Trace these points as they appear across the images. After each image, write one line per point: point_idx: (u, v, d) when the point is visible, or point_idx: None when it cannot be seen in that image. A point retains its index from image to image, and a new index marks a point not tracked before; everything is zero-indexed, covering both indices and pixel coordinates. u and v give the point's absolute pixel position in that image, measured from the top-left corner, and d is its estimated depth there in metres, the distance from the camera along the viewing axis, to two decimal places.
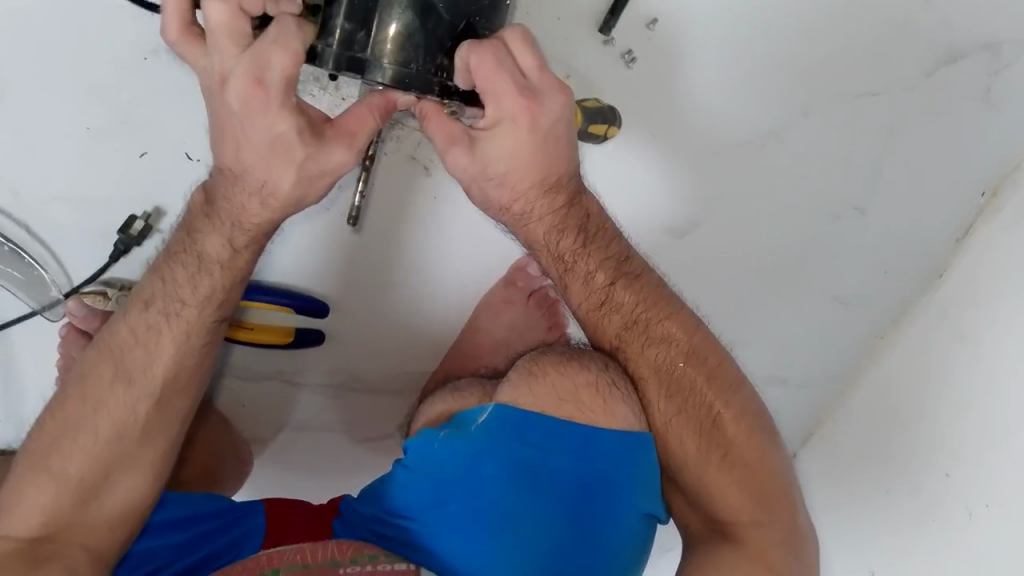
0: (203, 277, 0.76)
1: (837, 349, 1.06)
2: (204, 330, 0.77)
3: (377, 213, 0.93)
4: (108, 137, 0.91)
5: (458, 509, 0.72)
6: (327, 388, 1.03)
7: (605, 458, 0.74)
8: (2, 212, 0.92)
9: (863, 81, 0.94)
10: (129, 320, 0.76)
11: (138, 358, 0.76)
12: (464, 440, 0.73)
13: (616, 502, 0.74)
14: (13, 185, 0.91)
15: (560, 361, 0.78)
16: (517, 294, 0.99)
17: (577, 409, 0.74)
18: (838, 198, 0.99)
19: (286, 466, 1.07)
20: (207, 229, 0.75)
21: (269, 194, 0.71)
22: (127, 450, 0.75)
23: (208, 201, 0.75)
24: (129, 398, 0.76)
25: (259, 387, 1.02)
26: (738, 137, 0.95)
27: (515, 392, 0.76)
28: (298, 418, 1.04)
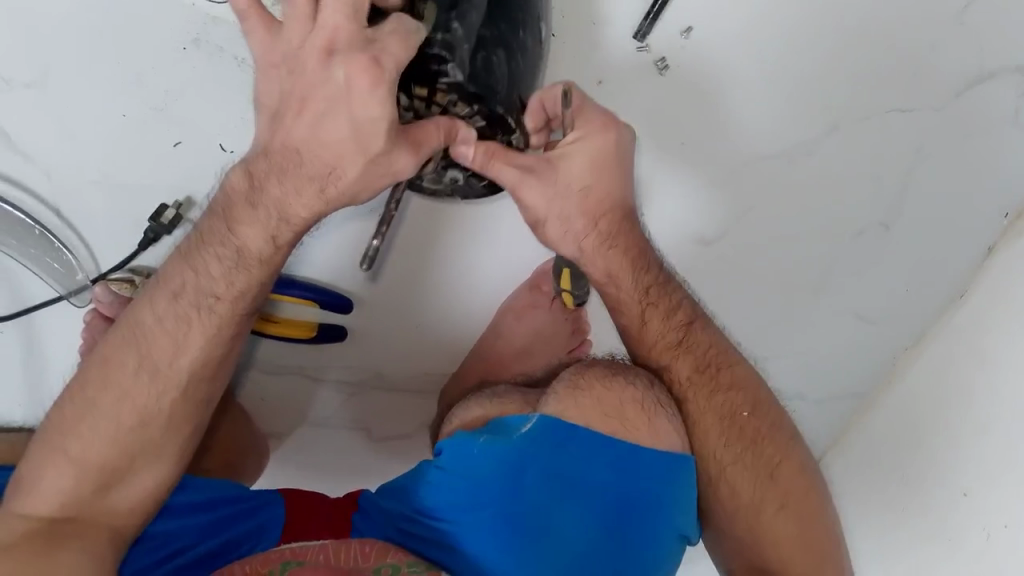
0: (239, 274, 0.72)
1: (856, 370, 1.06)
2: (234, 323, 0.74)
3: (422, 225, 0.95)
4: (144, 127, 0.91)
5: (494, 513, 0.72)
6: (346, 385, 1.04)
7: (645, 475, 0.74)
8: (35, 195, 0.93)
9: (892, 97, 0.93)
10: (157, 310, 0.73)
11: (166, 344, 0.72)
12: (506, 444, 0.73)
13: (651, 516, 0.74)
14: (49, 170, 0.92)
15: (606, 374, 0.79)
16: (542, 298, 0.97)
17: (621, 425, 0.75)
18: (864, 216, 0.98)
19: (300, 463, 1.07)
20: (248, 221, 0.71)
21: (332, 181, 0.68)
22: (152, 438, 0.73)
23: (250, 179, 0.71)
24: (153, 388, 0.72)
25: (280, 380, 1.03)
26: (765, 150, 0.94)
27: (563, 403, 0.76)
28: (317, 414, 1.05)
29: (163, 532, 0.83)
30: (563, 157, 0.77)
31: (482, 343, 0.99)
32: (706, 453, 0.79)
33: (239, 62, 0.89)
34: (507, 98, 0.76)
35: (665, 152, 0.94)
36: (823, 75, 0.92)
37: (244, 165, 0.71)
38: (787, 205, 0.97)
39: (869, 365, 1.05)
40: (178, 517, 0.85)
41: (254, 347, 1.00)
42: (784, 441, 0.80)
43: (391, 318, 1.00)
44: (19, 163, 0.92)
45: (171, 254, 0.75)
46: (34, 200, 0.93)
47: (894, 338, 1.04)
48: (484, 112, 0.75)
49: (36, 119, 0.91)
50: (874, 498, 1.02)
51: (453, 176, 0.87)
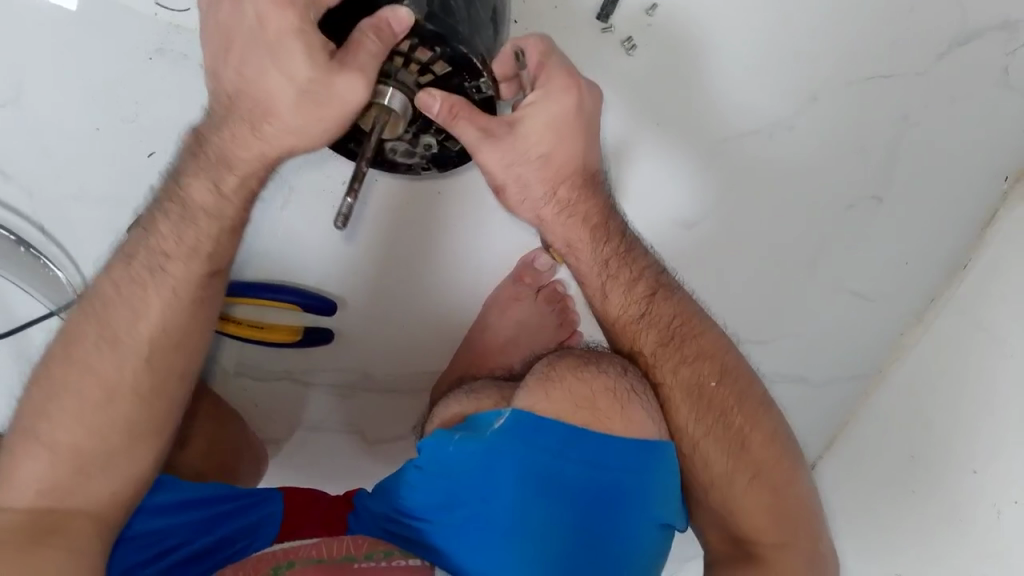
0: (188, 226, 0.71)
1: (854, 351, 1.04)
2: (191, 285, 0.71)
3: (395, 211, 0.93)
4: (117, 138, 0.92)
5: (468, 513, 0.71)
6: (337, 387, 1.03)
7: (617, 466, 0.73)
8: (19, 214, 0.95)
9: (872, 64, 0.89)
10: (114, 275, 0.71)
11: (124, 313, 0.70)
12: (478, 442, 0.72)
13: (627, 513, 0.73)
14: (29, 186, 0.94)
15: (577, 364, 0.79)
16: (526, 290, 0.96)
17: (594, 416, 0.74)
18: (849, 189, 0.95)
19: (296, 467, 1.08)
20: (193, 172, 0.70)
21: (261, 118, 0.66)
22: (122, 412, 0.69)
23: (196, 139, 0.70)
24: (116, 360, 0.69)
25: (271, 387, 1.03)
26: (742, 125, 0.92)
27: (534, 397, 0.75)
28: (310, 419, 1.05)
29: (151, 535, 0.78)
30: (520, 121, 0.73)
31: (470, 335, 0.97)
32: (679, 428, 0.79)
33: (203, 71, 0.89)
34: (474, 41, 0.68)
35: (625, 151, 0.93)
36: (797, 57, 0.89)
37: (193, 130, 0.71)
38: (773, 183, 0.95)
39: (874, 337, 1.03)
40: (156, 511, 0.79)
41: (238, 352, 0.99)
42: (752, 411, 0.79)
43: (365, 313, 0.99)
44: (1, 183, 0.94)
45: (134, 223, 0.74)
46: (17, 219, 0.95)
47: (899, 312, 1.01)
48: (448, 54, 0.68)
49: (11, 138, 0.91)
50: (884, 486, 0.99)
51: (427, 141, 0.77)
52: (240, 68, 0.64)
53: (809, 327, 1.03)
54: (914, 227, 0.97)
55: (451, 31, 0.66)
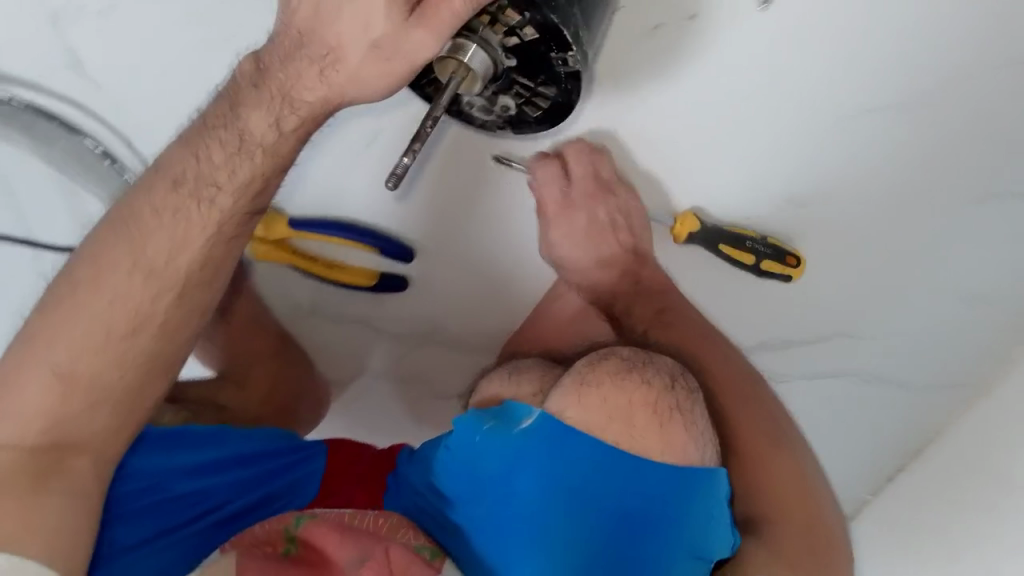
0: (242, 161, 0.64)
1: (959, 359, 0.89)
2: (234, 222, 0.66)
3: (457, 163, 0.86)
4: (196, 61, 0.90)
5: (488, 511, 0.67)
6: (405, 337, 1.00)
7: (648, 492, 0.65)
8: (106, 123, 0.97)
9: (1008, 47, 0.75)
10: (153, 197, 0.65)
11: (161, 240, 0.65)
12: (505, 440, 0.67)
13: (660, 543, 0.65)
14: (119, 101, 0.95)
15: (618, 370, 0.69)
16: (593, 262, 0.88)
17: (627, 434, 0.66)
18: (977, 185, 0.82)
19: (348, 418, 1.06)
20: (252, 103, 0.63)
21: (333, 64, 0.59)
22: (145, 346, 0.66)
23: (259, 65, 0.63)
24: (147, 293, 0.65)
25: (338, 328, 1.00)
26: (861, 102, 0.79)
27: (563, 400, 0.68)
28: (374, 366, 1.02)
29: (167, 496, 0.73)
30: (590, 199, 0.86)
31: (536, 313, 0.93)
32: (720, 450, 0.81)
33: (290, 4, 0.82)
34: (568, 9, 0.59)
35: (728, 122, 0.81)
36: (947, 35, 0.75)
37: (256, 51, 0.64)
38: (885, 172, 0.82)
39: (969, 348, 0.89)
40: (163, 470, 0.74)
41: (316, 293, 0.97)
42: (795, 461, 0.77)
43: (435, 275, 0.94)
44: (94, 99, 0.95)
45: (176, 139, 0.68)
46: (105, 128, 0.97)
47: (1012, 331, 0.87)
48: (536, 20, 0.59)
49: (101, 53, 0.91)
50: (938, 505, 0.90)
51: (505, 103, 0.70)
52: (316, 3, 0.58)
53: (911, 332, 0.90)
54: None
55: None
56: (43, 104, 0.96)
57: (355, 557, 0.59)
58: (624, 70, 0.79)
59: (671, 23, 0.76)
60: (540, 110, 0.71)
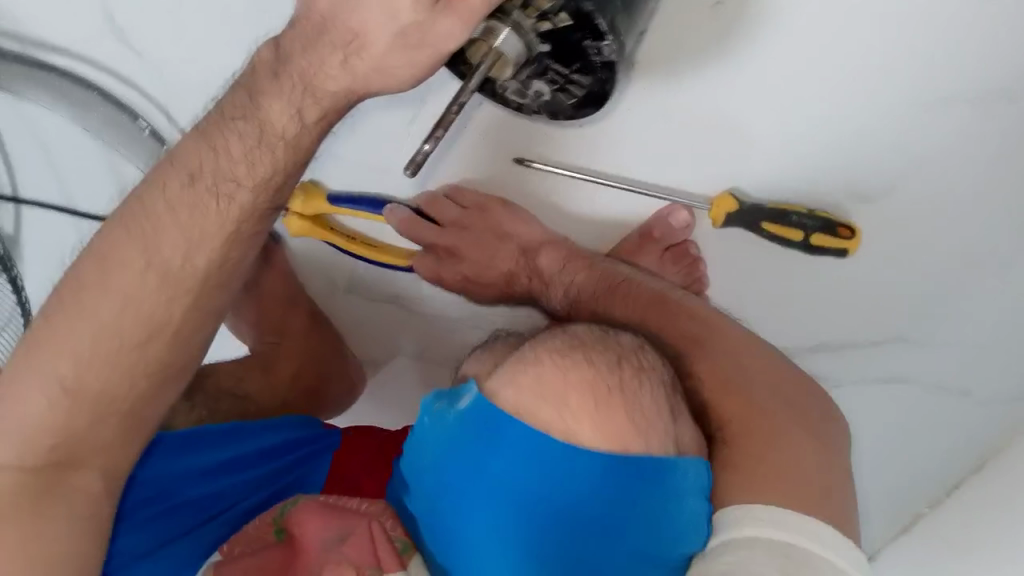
0: (262, 155, 0.60)
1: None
2: (254, 216, 0.63)
3: (491, 140, 0.84)
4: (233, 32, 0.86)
5: (441, 508, 0.63)
6: (444, 320, 0.96)
7: (594, 486, 0.58)
8: (145, 93, 0.95)
9: None
10: (168, 193, 0.63)
11: (177, 237, 0.63)
12: (448, 431, 0.63)
13: (620, 540, 0.59)
14: (158, 72, 0.92)
15: (562, 347, 0.64)
16: (653, 244, 0.86)
17: (566, 417, 0.59)
18: None
19: (381, 402, 1.03)
20: (272, 92, 0.59)
21: (357, 51, 0.54)
22: (159, 352, 0.64)
23: (278, 51, 0.59)
24: (163, 295, 0.63)
25: (377, 308, 0.97)
26: (940, 86, 0.72)
27: (503, 379, 0.63)
28: (411, 349, 0.99)
29: (178, 500, 0.72)
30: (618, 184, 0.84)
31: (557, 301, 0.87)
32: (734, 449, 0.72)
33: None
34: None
35: (777, 107, 0.77)
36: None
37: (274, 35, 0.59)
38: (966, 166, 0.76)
39: None
40: (173, 473, 0.72)
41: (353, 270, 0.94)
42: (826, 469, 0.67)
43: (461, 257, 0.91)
44: (135, 70, 0.93)
45: (192, 126, 0.64)
46: (144, 97, 0.95)
47: None
48: (570, 7, 0.56)
49: (144, 22, 0.89)
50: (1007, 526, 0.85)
51: (538, 88, 0.66)
52: None
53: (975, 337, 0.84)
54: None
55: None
56: (85, 72, 0.95)
57: (333, 535, 0.64)
58: (670, 55, 0.75)
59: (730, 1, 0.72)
60: (575, 97, 0.67)
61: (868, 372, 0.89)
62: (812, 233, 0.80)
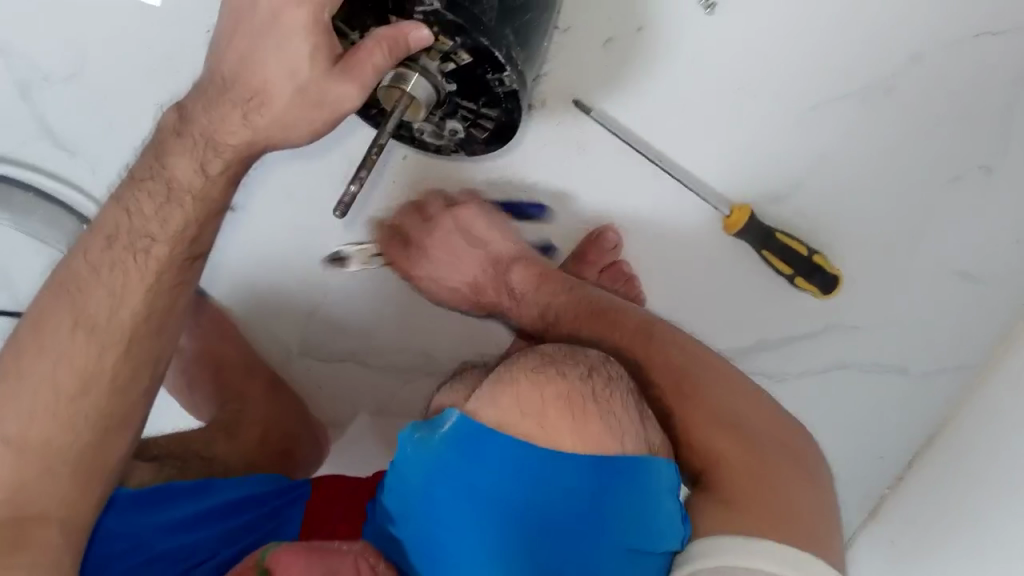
0: (172, 209, 0.66)
1: (961, 338, 0.88)
2: (175, 268, 0.68)
3: (418, 188, 0.89)
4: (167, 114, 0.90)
5: (424, 533, 0.63)
6: (399, 372, 0.97)
7: (575, 489, 0.61)
8: (82, 189, 0.96)
9: (980, 18, 0.77)
10: (87, 257, 0.67)
11: (101, 295, 0.66)
12: (429, 452, 0.64)
13: (602, 540, 0.61)
14: (96, 169, 0.95)
15: (534, 364, 0.67)
16: (588, 269, 0.89)
17: (538, 425, 0.63)
18: (951, 159, 0.82)
19: (340, 465, 1.03)
20: (179, 151, 0.65)
21: (257, 108, 0.61)
22: (95, 405, 0.66)
23: (178, 112, 0.65)
24: (93, 348, 0.66)
25: (335, 371, 0.98)
26: (820, 86, 0.80)
27: (482, 400, 0.66)
28: (373, 403, 0.99)
29: (151, 554, 0.72)
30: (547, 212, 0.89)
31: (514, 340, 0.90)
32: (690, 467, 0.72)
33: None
34: (500, 32, 0.59)
35: (683, 126, 0.83)
36: (886, 22, 0.78)
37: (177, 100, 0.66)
38: (857, 156, 0.83)
39: (978, 325, 0.87)
40: (142, 528, 0.73)
41: (303, 331, 0.97)
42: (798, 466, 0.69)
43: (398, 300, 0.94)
44: (67, 159, 0.95)
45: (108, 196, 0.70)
46: (81, 194, 0.97)
47: (1005, 301, 0.86)
48: (468, 44, 0.60)
49: (75, 114, 0.92)
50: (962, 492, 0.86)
51: (452, 126, 0.70)
52: (241, 50, 0.61)
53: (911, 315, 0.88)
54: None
55: (469, 21, 0.58)
56: (20, 177, 0.96)
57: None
58: (579, 85, 0.83)
59: (622, 37, 0.81)
60: (487, 132, 0.71)
61: (807, 364, 0.92)
62: (813, 253, 0.84)
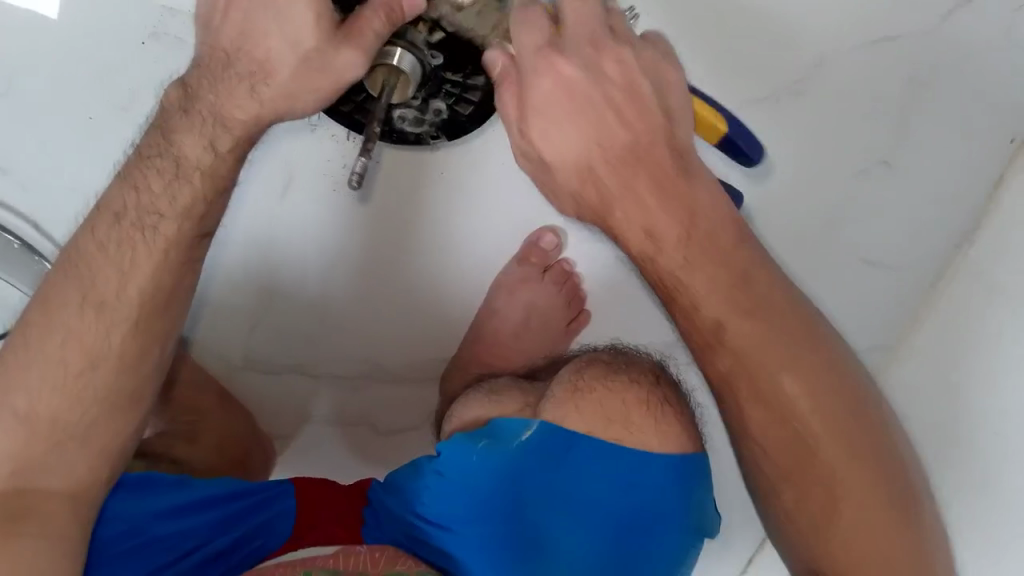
0: (181, 185, 0.70)
1: (884, 312, 0.96)
2: (183, 245, 0.71)
3: (385, 189, 0.90)
4: (109, 126, 0.88)
5: (490, 531, 0.73)
6: (342, 380, 0.99)
7: (653, 488, 0.73)
8: (11, 209, 0.92)
9: (881, 22, 0.86)
10: (97, 235, 0.70)
11: (110, 269, 0.69)
12: (505, 454, 0.73)
13: (664, 529, 0.74)
14: (27, 187, 0.91)
15: (604, 373, 0.77)
16: (532, 271, 0.92)
17: (625, 429, 0.74)
18: (863, 149, 0.90)
19: (306, 466, 1.02)
20: (185, 130, 0.69)
21: (261, 82, 0.66)
22: (102, 379, 0.69)
23: (184, 89, 0.70)
24: (102, 327, 0.69)
25: (279, 380, 0.99)
26: (753, 86, 0.88)
27: (564, 407, 0.75)
28: (321, 410, 1.00)
29: (148, 538, 0.74)
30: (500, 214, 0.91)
31: (482, 333, 0.94)
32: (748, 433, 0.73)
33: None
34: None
35: None
36: (803, 31, 0.86)
37: (180, 80, 0.70)
38: (788, 147, 0.90)
39: (897, 299, 0.95)
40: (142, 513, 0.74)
41: (248, 339, 0.97)
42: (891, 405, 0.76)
43: (352, 303, 0.95)
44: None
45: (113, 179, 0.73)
46: (10, 215, 0.92)
47: (914, 278, 0.94)
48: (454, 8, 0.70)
49: (6, 131, 0.89)
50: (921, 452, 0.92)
51: (437, 106, 0.80)
52: (238, 30, 0.66)
53: (835, 302, 0.96)
54: (937, 186, 0.91)
55: None
56: None
57: None
58: None
59: None
60: (472, 105, 0.80)
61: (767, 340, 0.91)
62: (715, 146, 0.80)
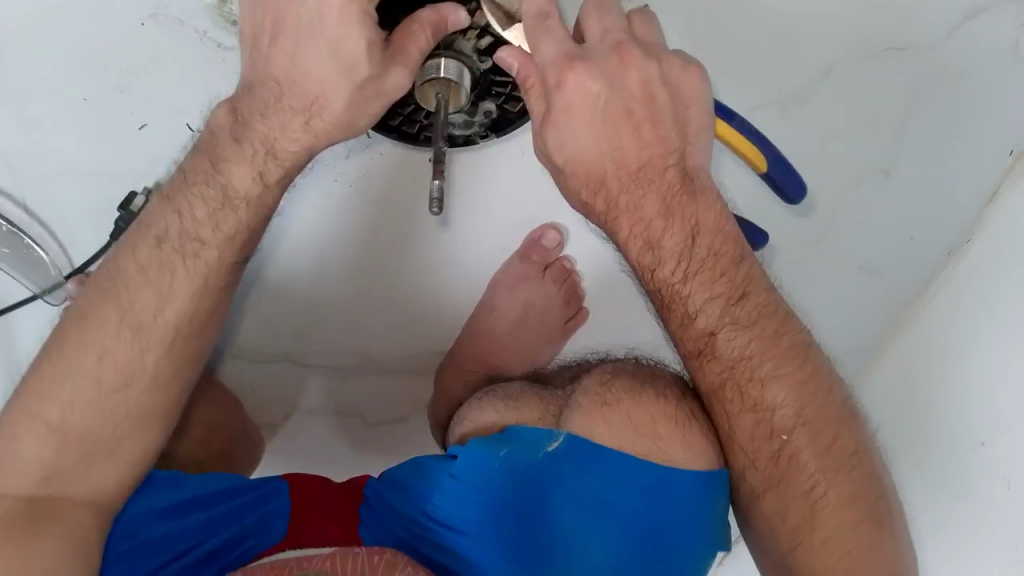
0: (226, 216, 0.73)
1: (875, 318, 0.94)
2: (222, 272, 0.74)
3: (394, 185, 0.90)
4: (107, 110, 0.86)
5: (502, 534, 0.72)
6: (333, 371, 0.98)
7: (678, 500, 0.72)
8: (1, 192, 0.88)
9: (887, 34, 0.86)
10: (139, 257, 0.72)
11: (148, 295, 0.72)
12: (528, 461, 0.72)
13: (686, 535, 0.72)
14: (17, 169, 0.88)
15: (632, 387, 0.77)
16: (532, 268, 0.91)
17: (655, 445, 0.73)
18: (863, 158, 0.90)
19: (298, 450, 1.00)
20: (235, 158, 0.73)
21: (317, 113, 0.71)
22: (136, 398, 0.71)
23: (235, 116, 0.73)
24: (136, 347, 0.71)
25: (270, 371, 0.98)
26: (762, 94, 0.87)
27: (590, 419, 0.74)
28: (310, 401, 0.99)
29: (150, 537, 0.72)
30: (495, 212, 0.91)
31: (472, 331, 0.92)
32: (734, 445, 0.72)
33: (224, 52, 0.84)
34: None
35: None
36: (811, 42, 0.86)
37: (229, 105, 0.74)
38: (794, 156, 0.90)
39: (886, 304, 0.94)
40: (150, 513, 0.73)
41: (237, 328, 0.95)
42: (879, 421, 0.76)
43: (348, 308, 0.95)
44: None
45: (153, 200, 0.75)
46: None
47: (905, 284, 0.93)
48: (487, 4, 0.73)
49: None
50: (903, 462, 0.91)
51: (487, 107, 0.82)
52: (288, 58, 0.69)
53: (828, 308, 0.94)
54: (937, 197, 0.91)
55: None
56: None
57: None
58: None
59: None
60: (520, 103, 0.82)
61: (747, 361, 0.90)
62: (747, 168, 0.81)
